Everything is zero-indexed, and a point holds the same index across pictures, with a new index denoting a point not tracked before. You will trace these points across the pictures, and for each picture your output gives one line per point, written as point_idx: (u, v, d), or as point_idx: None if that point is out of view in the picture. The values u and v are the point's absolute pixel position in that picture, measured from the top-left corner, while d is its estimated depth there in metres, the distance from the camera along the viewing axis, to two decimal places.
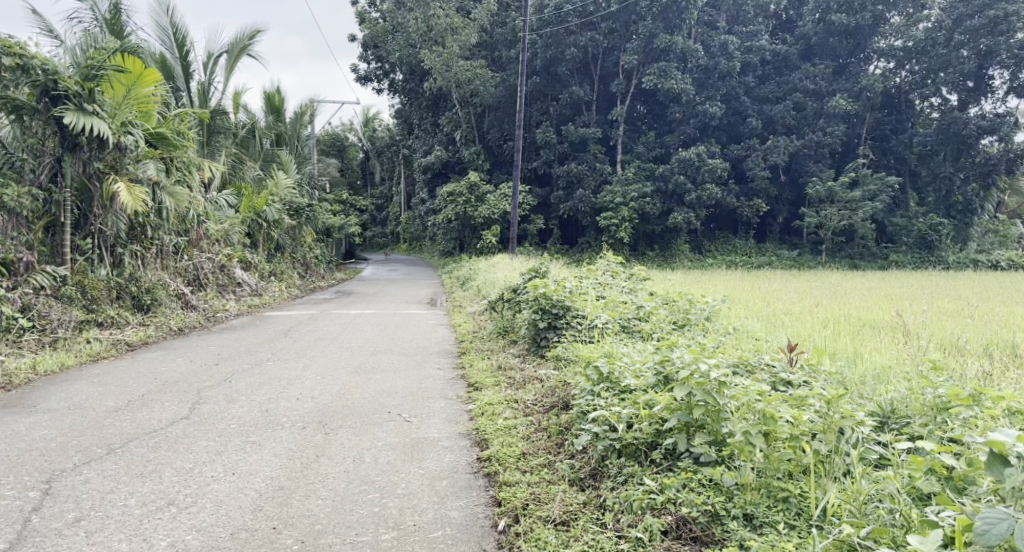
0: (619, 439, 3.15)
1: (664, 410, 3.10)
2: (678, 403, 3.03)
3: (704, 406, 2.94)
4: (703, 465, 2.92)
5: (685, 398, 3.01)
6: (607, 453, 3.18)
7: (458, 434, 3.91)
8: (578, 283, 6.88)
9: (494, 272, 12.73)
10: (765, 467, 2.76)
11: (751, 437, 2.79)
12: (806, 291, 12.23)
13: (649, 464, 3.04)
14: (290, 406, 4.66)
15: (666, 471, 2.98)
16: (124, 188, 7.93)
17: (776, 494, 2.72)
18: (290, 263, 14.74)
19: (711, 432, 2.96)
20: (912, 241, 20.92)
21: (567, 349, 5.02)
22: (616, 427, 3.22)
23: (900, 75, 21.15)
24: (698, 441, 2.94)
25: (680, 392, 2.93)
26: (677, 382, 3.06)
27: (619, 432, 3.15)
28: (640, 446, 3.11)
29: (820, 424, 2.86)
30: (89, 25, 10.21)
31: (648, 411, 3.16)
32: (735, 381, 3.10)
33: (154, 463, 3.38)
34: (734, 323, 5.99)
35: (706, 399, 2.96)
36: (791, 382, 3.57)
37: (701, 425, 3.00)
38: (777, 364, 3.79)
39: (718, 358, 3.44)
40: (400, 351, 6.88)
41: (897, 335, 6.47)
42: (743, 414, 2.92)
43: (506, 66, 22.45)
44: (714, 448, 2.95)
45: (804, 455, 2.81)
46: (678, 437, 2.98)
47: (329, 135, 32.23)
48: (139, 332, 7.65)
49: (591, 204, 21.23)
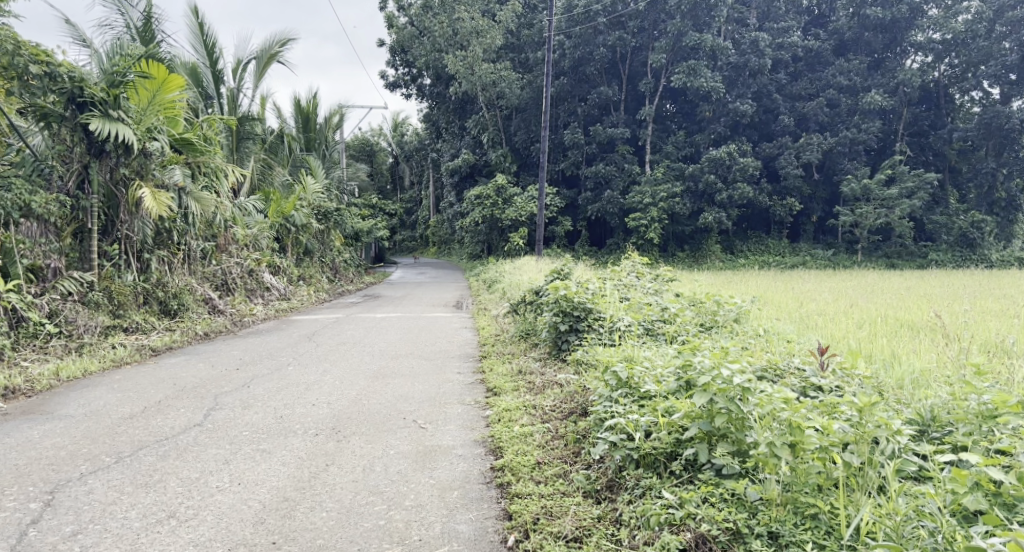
0: (635, 449, 2.98)
1: (684, 418, 2.94)
2: (698, 411, 2.85)
3: (727, 414, 2.76)
4: (725, 477, 2.74)
5: (706, 406, 2.84)
6: (625, 463, 3.01)
7: (473, 442, 3.78)
8: (603, 284, 6.71)
9: (521, 274, 12.62)
10: (793, 481, 2.57)
11: (776, 449, 2.61)
12: (841, 292, 11.86)
13: (667, 476, 2.87)
14: (305, 412, 4.59)
15: (686, 484, 2.81)
16: (149, 194, 7.95)
17: (804, 510, 2.53)
18: (319, 267, 14.79)
19: (734, 441, 2.78)
20: (952, 239, 20.24)
21: (587, 353, 4.86)
22: (633, 436, 3.05)
23: (939, 69, 20.41)
24: (720, 452, 2.76)
25: (700, 399, 2.76)
26: (697, 388, 2.88)
27: (635, 440, 2.99)
28: (658, 456, 2.94)
29: (852, 434, 2.64)
30: (120, 33, 10.34)
31: (667, 419, 2.98)
32: (761, 386, 2.90)
33: (160, 473, 3.32)
34: (764, 325, 5.78)
35: (729, 407, 2.78)
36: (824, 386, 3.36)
37: (724, 433, 2.83)
38: (807, 368, 3.57)
39: (744, 362, 3.25)
40: (421, 355, 6.79)
41: (939, 336, 6.19)
42: (768, 423, 2.72)
43: (533, 68, 22.32)
44: (738, 458, 2.78)
45: (835, 467, 2.61)
46: (699, 447, 2.81)
47: (359, 140, 32.46)
48: (165, 336, 7.69)
49: (620, 205, 20.98)
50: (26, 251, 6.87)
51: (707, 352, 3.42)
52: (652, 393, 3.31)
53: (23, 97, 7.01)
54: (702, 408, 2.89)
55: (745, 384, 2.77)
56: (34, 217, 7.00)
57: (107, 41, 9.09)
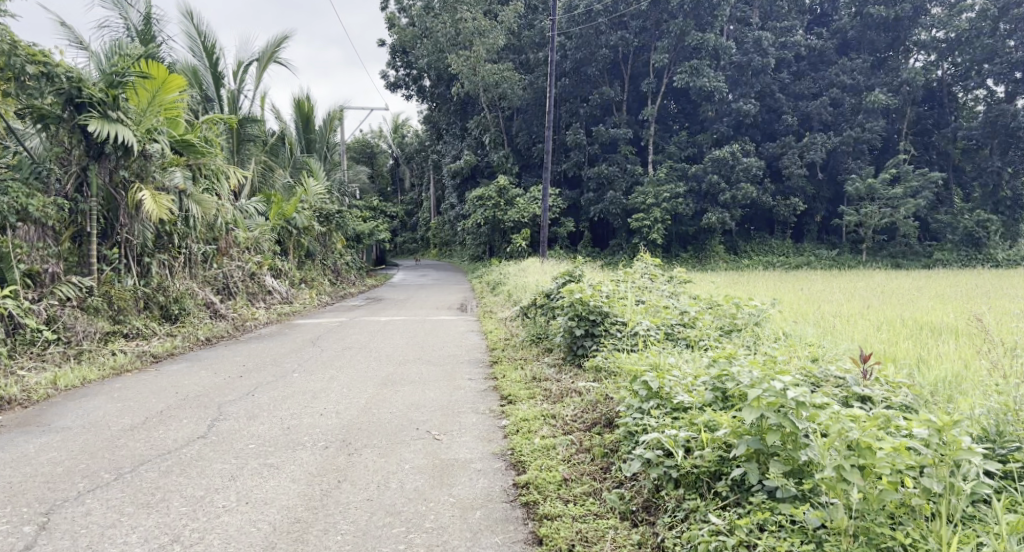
0: (676, 467, 2.77)
1: (729, 434, 2.73)
2: (748, 428, 2.64)
3: (780, 430, 2.54)
4: (780, 501, 2.53)
5: (757, 421, 2.62)
6: (662, 483, 2.81)
7: (491, 455, 3.58)
8: (615, 286, 6.52)
9: (525, 276, 12.43)
10: (860, 508, 2.36)
11: (846, 473, 2.38)
12: (851, 292, 11.68)
13: (712, 498, 2.67)
14: (313, 422, 4.39)
15: (734, 507, 2.61)
16: (148, 196, 7.73)
17: (875, 542, 2.31)
18: (321, 270, 14.61)
19: (787, 460, 2.57)
20: (957, 238, 20.03)
21: (607, 359, 4.68)
22: (672, 452, 2.84)
23: (942, 67, 20.29)
24: (773, 472, 2.54)
25: (752, 416, 2.54)
26: (745, 402, 2.65)
27: (676, 458, 2.78)
28: (700, 476, 2.74)
29: (930, 457, 2.41)
30: (120, 34, 10.15)
31: (710, 435, 2.77)
32: (814, 399, 2.68)
33: (163, 491, 3.13)
34: (787, 328, 5.59)
35: (781, 422, 2.57)
36: (871, 397, 3.16)
37: (775, 452, 2.61)
38: (849, 376, 3.36)
39: (787, 371, 3.02)
40: (429, 360, 6.60)
41: (966, 338, 5.98)
42: (829, 442, 2.50)
43: (534, 69, 22.13)
44: (793, 478, 2.56)
45: (909, 491, 2.39)
46: (748, 467, 2.59)
47: (359, 142, 32.32)
48: (166, 342, 7.49)
49: (623, 206, 20.78)
50: (23, 256, 6.69)
51: (746, 361, 3.20)
52: (688, 404, 3.11)
53: (20, 98, 6.81)
54: (751, 424, 2.67)
55: (802, 399, 2.55)
56: (32, 221, 6.81)
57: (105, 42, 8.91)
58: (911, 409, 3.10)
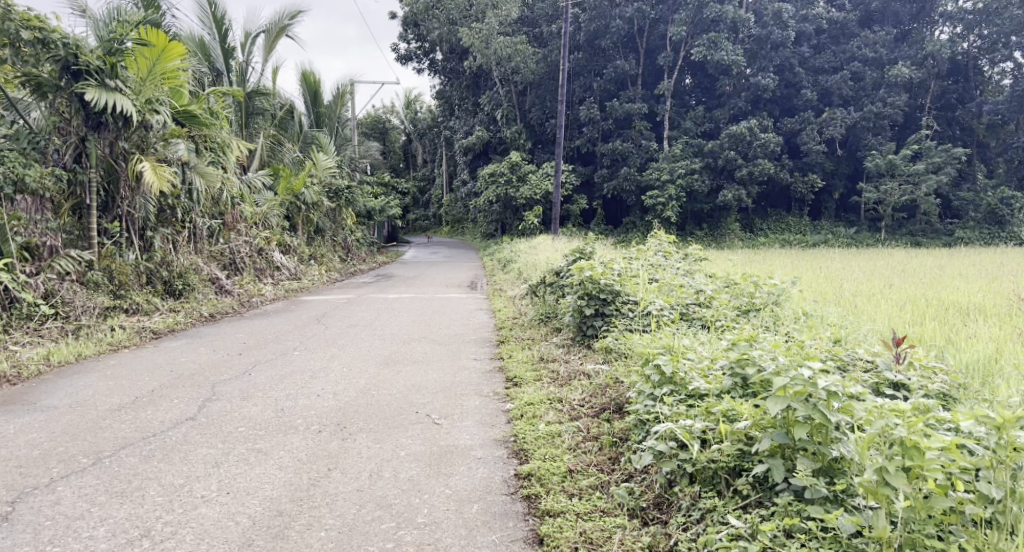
0: (691, 462, 2.54)
1: (751, 426, 2.47)
2: (773, 420, 2.40)
3: (810, 423, 2.28)
4: (809, 503, 2.29)
5: (784, 414, 2.36)
6: (675, 477, 2.58)
7: (493, 442, 3.36)
8: (628, 264, 6.24)
9: (536, 254, 12.15)
10: (902, 514, 2.12)
11: (890, 477, 2.12)
12: (873, 271, 11.28)
13: (731, 496, 2.44)
14: (308, 405, 4.19)
15: (756, 508, 2.38)
16: (149, 167, 7.48)
17: None
18: (330, 247, 14.42)
19: (818, 457, 2.32)
20: (980, 216, 19.49)
21: (617, 340, 4.44)
22: (687, 445, 2.60)
23: (968, 40, 19.61)
24: (802, 471, 2.29)
25: (777, 407, 2.29)
26: (770, 392, 2.39)
27: (692, 450, 2.54)
28: (718, 471, 2.50)
29: (988, 459, 2.15)
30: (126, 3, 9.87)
31: (731, 427, 2.53)
32: (849, 388, 2.41)
33: (141, 479, 2.97)
34: (808, 308, 5.30)
35: (812, 416, 2.30)
36: (907, 384, 2.89)
37: (804, 447, 2.36)
38: (880, 361, 3.09)
39: (815, 357, 2.76)
40: (435, 339, 6.38)
41: (997, 320, 5.67)
42: (868, 439, 2.24)
43: (548, 42, 21.58)
44: (824, 477, 2.32)
45: (961, 498, 2.13)
46: (773, 464, 2.35)
47: (371, 118, 32.01)
48: (167, 318, 7.32)
49: (636, 182, 20.39)
50: (20, 228, 6.52)
51: (769, 345, 2.94)
52: (703, 391, 2.86)
53: (17, 66, 6.55)
54: (776, 416, 2.42)
55: (833, 389, 2.29)
56: (30, 192, 6.63)
57: (106, 9, 8.62)
58: (950, 399, 2.84)
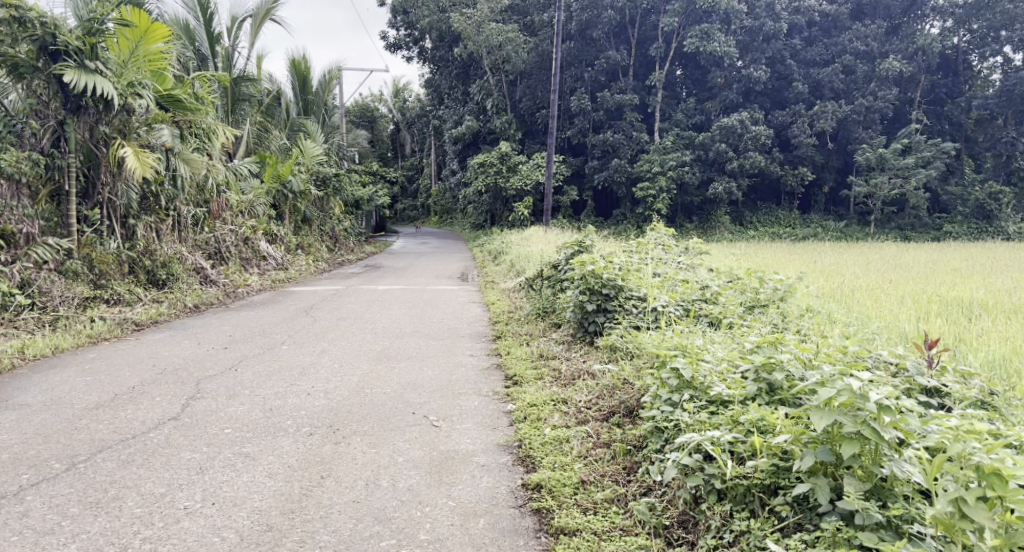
0: (720, 478, 2.37)
1: (790, 441, 2.29)
2: (816, 436, 2.23)
3: (860, 440, 2.11)
4: (857, 527, 2.12)
5: (829, 429, 2.19)
6: (704, 494, 2.42)
7: (496, 447, 3.17)
8: (629, 257, 6.06)
9: (528, 246, 11.94)
10: (979, 548, 1.94)
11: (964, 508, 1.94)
12: (866, 265, 11.14)
13: (767, 517, 2.27)
14: (298, 404, 3.98)
15: (797, 532, 2.21)
16: (131, 152, 7.20)
17: None
18: (318, 236, 14.13)
19: (866, 477, 2.15)
20: (968, 211, 19.55)
21: (623, 339, 4.27)
22: (716, 459, 2.43)
23: (959, 34, 19.55)
24: (850, 493, 2.12)
25: (824, 422, 2.12)
26: (813, 406, 2.22)
27: (722, 466, 2.37)
28: (751, 489, 2.33)
29: None
30: None
31: (766, 441, 2.36)
32: (900, 401, 2.23)
33: (118, 488, 2.76)
34: (816, 304, 5.14)
35: (863, 433, 2.12)
36: (944, 391, 2.73)
37: (850, 466, 2.19)
38: (909, 363, 2.92)
39: (848, 364, 2.58)
40: (428, 333, 6.17)
41: (1002, 316, 5.54)
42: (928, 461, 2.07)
43: (539, 32, 21.28)
44: (873, 499, 2.15)
45: None
46: (817, 484, 2.18)
47: (359, 106, 31.55)
48: (151, 309, 7.06)
49: (627, 174, 20.18)
50: None
51: (798, 349, 2.76)
52: (728, 397, 2.69)
53: None
54: (819, 431, 2.24)
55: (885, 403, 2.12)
56: (5, 178, 6.35)
57: None
58: (993, 408, 2.67)
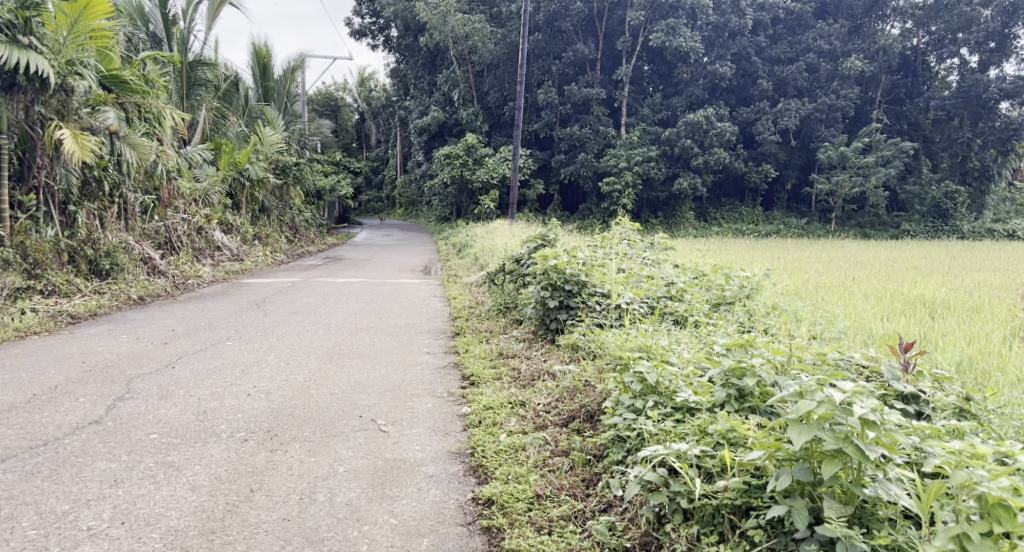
0: (687, 497, 2.19)
1: (764, 456, 2.12)
2: (792, 453, 2.06)
3: (842, 459, 1.94)
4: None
5: (810, 445, 2.01)
6: (670, 513, 2.23)
7: (447, 454, 2.94)
8: (593, 253, 5.88)
9: (493, 239, 11.70)
10: None
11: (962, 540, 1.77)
12: (830, 263, 11.08)
13: (738, 541, 2.10)
14: (235, 407, 3.67)
15: None
16: (69, 135, 6.70)
17: None
18: (277, 227, 13.67)
19: (851, 501, 1.99)
20: (925, 209, 19.92)
21: (585, 337, 4.10)
22: (682, 474, 2.24)
23: (918, 36, 19.79)
24: (831, 516, 1.96)
25: (803, 439, 1.95)
26: (794, 421, 2.03)
27: (690, 484, 2.18)
28: (720, 510, 2.16)
29: None
30: None
31: (738, 457, 2.19)
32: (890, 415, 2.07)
33: (14, 505, 2.53)
34: (782, 302, 5.02)
35: (848, 452, 1.95)
36: (922, 398, 2.58)
37: (832, 488, 2.02)
38: (886, 367, 2.77)
39: (825, 371, 2.42)
40: (384, 329, 5.88)
41: (967, 315, 5.47)
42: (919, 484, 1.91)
43: (506, 22, 20.98)
44: (854, 523, 1.99)
45: None
46: (794, 507, 2.01)
47: (323, 94, 30.86)
48: (90, 301, 6.64)
49: (594, 168, 20.06)
50: None
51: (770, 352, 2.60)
52: (695, 405, 2.52)
53: None
54: (799, 447, 2.06)
55: (871, 418, 1.96)
56: None
57: None
58: (973, 416, 2.53)
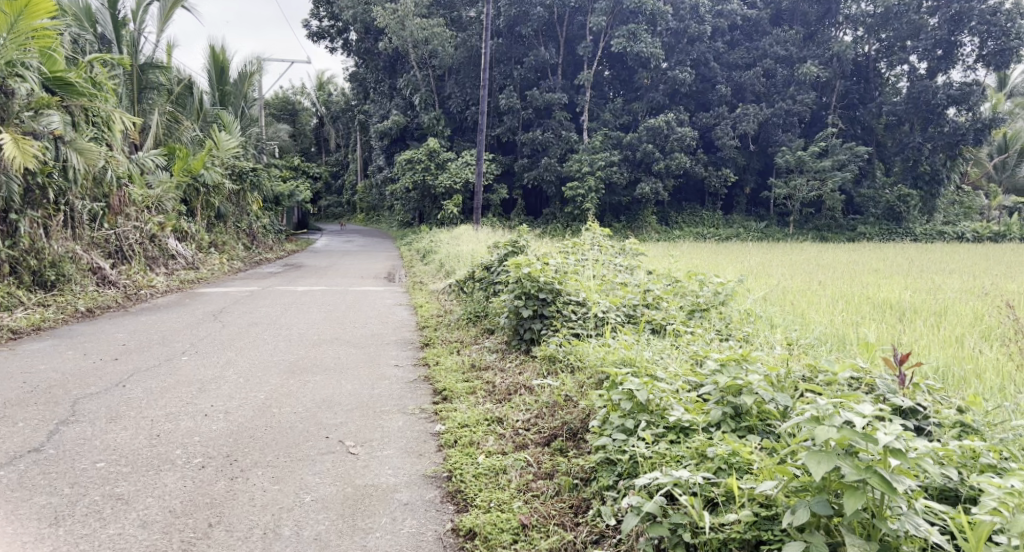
0: (691, 529, 2.06)
1: (778, 486, 1.99)
2: (809, 483, 1.95)
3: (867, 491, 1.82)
4: None
5: (831, 474, 1.89)
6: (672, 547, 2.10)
7: (422, 478, 2.77)
8: (565, 259, 5.74)
9: (458, 244, 11.49)
10: None
11: None
12: (792, 266, 11.13)
13: None
14: (192, 428, 3.40)
15: None
16: (9, 139, 6.27)
17: None
18: (234, 234, 13.23)
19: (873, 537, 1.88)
20: (879, 213, 20.32)
21: (564, 349, 3.98)
22: (686, 506, 2.11)
23: (870, 44, 20.21)
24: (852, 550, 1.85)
25: (823, 469, 1.84)
26: (811, 450, 1.92)
27: (695, 515, 2.05)
28: (728, 544, 2.03)
29: None
30: None
31: (747, 487, 2.07)
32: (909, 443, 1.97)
33: None
34: (757, 308, 4.94)
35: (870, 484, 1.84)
36: (923, 415, 2.51)
37: (850, 521, 1.91)
38: (882, 381, 2.70)
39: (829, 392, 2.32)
40: (349, 340, 5.64)
41: (937, 318, 5.47)
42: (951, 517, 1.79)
43: (467, 26, 20.82)
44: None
45: None
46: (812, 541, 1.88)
47: (280, 99, 30.31)
48: (33, 315, 6.23)
49: (557, 173, 19.98)
50: None
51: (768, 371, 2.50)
52: (689, 424, 2.42)
53: None
54: (814, 477, 1.95)
55: (895, 445, 1.86)
56: None
57: None
58: (978, 431, 2.46)
